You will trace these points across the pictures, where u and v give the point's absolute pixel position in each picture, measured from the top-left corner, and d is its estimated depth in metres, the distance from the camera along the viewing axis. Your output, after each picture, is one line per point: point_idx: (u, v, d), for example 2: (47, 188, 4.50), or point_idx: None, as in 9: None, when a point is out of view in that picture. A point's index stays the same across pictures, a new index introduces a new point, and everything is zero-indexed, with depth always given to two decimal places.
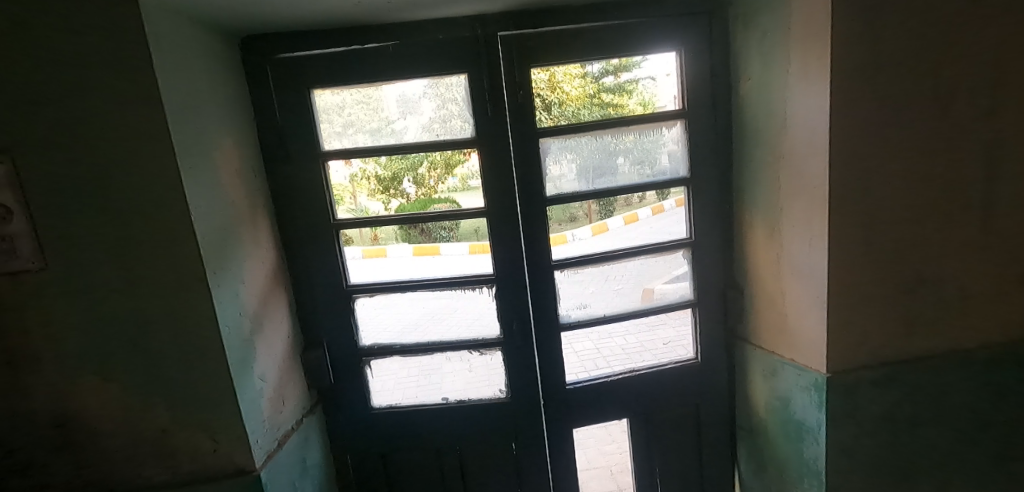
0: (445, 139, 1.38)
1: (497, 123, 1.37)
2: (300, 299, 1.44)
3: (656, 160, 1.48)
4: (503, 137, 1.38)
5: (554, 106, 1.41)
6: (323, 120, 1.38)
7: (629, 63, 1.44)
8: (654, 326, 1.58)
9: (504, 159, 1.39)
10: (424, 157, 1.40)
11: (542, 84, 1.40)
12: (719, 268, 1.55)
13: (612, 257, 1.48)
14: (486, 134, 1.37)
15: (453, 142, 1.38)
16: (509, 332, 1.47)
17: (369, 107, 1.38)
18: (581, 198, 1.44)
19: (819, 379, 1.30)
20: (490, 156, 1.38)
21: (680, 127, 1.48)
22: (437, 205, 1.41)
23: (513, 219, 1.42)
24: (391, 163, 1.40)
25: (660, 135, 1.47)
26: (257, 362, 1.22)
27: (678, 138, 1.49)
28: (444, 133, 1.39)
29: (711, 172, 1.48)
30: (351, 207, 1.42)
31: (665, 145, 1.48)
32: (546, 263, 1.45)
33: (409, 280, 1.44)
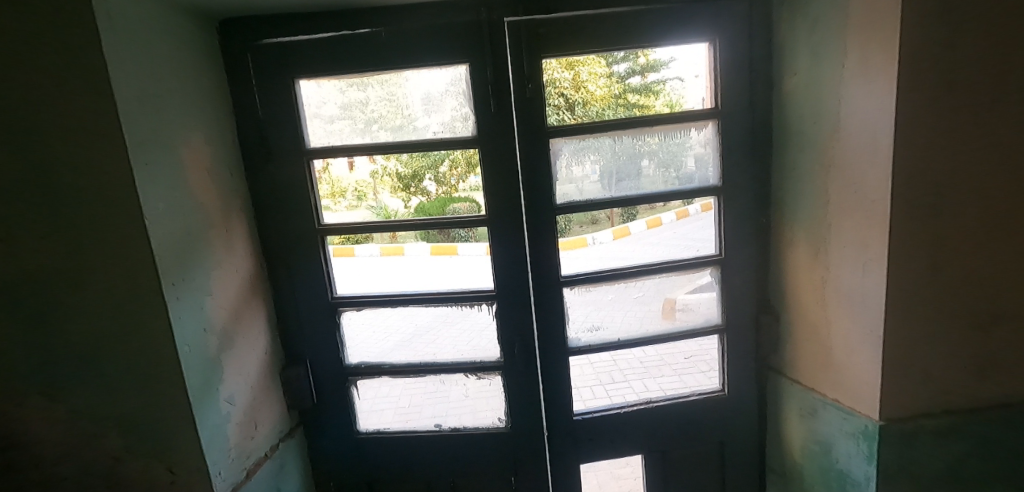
0: (444, 138, 1.24)
1: (501, 120, 1.21)
2: (281, 311, 1.31)
3: (683, 165, 1.30)
4: (508, 135, 1.22)
5: (578, 105, 1.25)
6: (311, 116, 1.25)
7: (655, 63, 1.26)
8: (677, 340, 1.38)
9: (508, 161, 1.23)
10: (446, 155, 1.25)
11: (566, 82, 1.24)
12: (752, 290, 1.36)
13: (631, 275, 1.31)
14: (489, 133, 1.22)
15: (451, 141, 1.23)
16: (510, 355, 1.31)
17: (387, 102, 1.24)
18: (596, 207, 1.27)
19: (870, 426, 1.11)
20: (492, 158, 1.23)
21: (711, 129, 1.30)
22: (457, 205, 1.27)
23: (517, 229, 1.26)
24: (414, 159, 1.25)
25: (688, 136, 1.29)
26: (224, 383, 1.10)
27: (709, 140, 1.30)
28: (443, 131, 1.24)
29: (746, 180, 1.30)
30: (371, 205, 1.27)
31: (693, 148, 1.30)
32: (553, 280, 1.29)
33: (401, 293, 1.30)
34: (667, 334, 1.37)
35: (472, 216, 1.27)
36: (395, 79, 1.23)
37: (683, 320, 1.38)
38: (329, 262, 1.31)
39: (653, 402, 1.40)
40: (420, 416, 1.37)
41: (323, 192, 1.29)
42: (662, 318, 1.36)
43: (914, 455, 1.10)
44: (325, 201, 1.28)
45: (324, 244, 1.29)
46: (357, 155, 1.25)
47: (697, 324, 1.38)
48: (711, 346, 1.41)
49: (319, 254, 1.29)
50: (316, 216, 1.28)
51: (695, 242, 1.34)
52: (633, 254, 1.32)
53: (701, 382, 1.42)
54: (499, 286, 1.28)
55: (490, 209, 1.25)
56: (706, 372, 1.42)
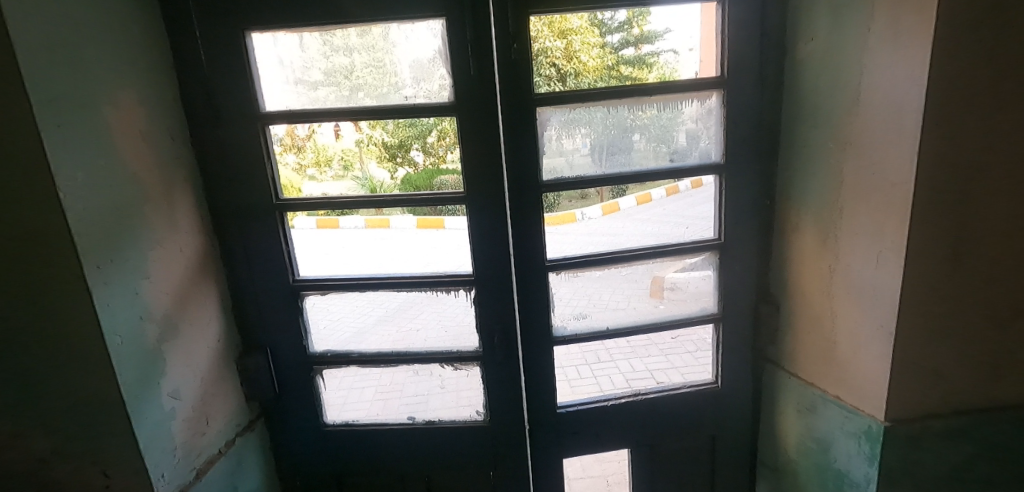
0: (418, 103, 1.10)
1: (481, 83, 1.07)
2: (237, 294, 1.18)
3: (676, 138, 1.17)
4: (489, 103, 1.08)
5: (570, 77, 1.12)
6: (264, 73, 1.10)
7: (649, 33, 1.12)
8: (664, 317, 1.28)
9: (489, 131, 1.10)
10: (435, 125, 1.11)
11: (558, 52, 1.11)
12: (752, 277, 1.26)
13: (623, 259, 1.21)
14: (467, 98, 1.08)
15: (425, 108, 1.09)
16: (489, 345, 1.21)
17: (364, 62, 1.09)
18: (586, 183, 1.16)
19: (873, 427, 1.03)
20: (471, 127, 1.09)
21: (711, 100, 1.17)
22: (444, 178, 1.14)
23: (499, 208, 1.13)
24: (402, 127, 1.12)
25: (683, 106, 1.16)
26: (167, 377, 0.98)
27: (708, 112, 1.18)
28: (417, 95, 1.10)
29: (752, 158, 1.18)
30: (356, 176, 1.14)
31: (684, 123, 1.17)
32: (537, 264, 1.18)
33: (370, 276, 1.18)
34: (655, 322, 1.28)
35: (449, 191, 1.14)
36: (365, 33, 1.08)
37: (670, 300, 1.27)
38: (289, 242, 1.18)
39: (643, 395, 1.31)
40: (393, 410, 1.27)
41: (296, 161, 1.14)
42: (649, 297, 1.26)
43: (919, 458, 1.03)
44: (301, 170, 1.14)
45: (283, 221, 1.16)
46: (330, 121, 1.11)
47: (684, 305, 1.28)
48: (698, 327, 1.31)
49: (277, 233, 1.15)
50: (274, 190, 1.14)
51: (686, 219, 1.23)
52: (620, 232, 1.21)
53: (693, 374, 1.34)
54: (477, 270, 1.17)
55: (467, 185, 1.12)
56: (698, 362, 1.34)
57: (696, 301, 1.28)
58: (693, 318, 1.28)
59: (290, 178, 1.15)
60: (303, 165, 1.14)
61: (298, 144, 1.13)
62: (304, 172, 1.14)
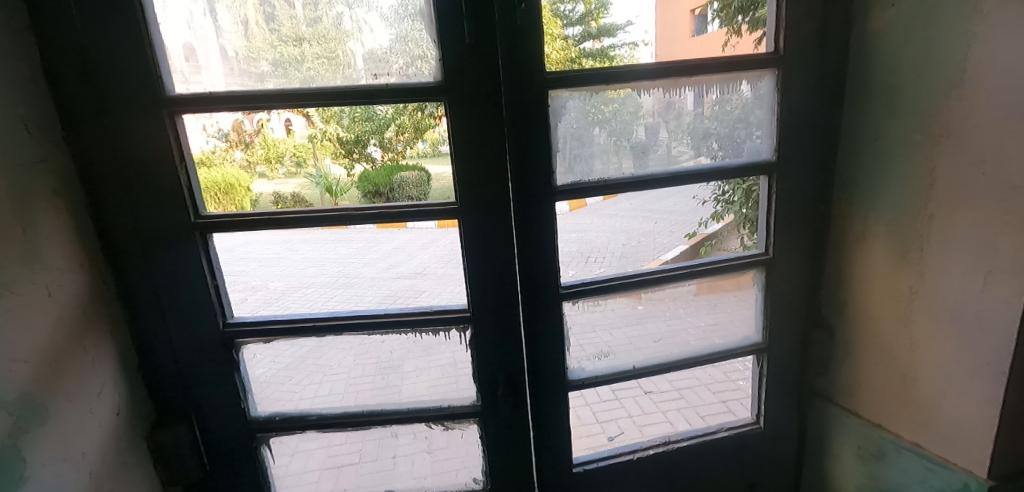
0: (394, 85, 0.82)
1: (480, 57, 0.81)
2: (143, 349, 0.86)
3: (637, 136, 0.92)
4: (488, 83, 0.82)
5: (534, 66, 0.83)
6: (171, 44, 0.79)
7: (609, 26, 0.88)
8: (642, 320, 1.02)
9: (490, 121, 0.83)
10: (392, 117, 0.84)
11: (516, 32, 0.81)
12: (802, 298, 1.04)
13: (654, 282, 0.97)
14: (462, 77, 0.81)
15: (405, 90, 0.81)
16: (491, 398, 0.94)
17: (318, 32, 0.80)
18: (611, 188, 0.91)
19: (971, 485, 0.84)
20: (467, 116, 0.82)
21: (678, 92, 0.92)
22: (404, 175, 0.85)
23: (501, 224, 0.87)
24: (358, 117, 0.83)
25: (636, 95, 0.91)
26: (28, 485, 0.66)
27: (674, 106, 0.92)
28: (389, 75, 0.82)
29: (808, 154, 0.96)
30: (308, 175, 0.84)
31: (651, 118, 0.92)
32: (550, 292, 0.92)
33: (328, 316, 0.89)
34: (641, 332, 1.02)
35: (435, 202, 0.86)
36: None
37: (650, 300, 1.01)
38: (216, 275, 0.87)
39: (642, 422, 1.08)
40: (358, 472, 0.98)
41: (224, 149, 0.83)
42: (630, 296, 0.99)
43: None
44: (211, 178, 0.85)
45: (208, 248, 0.85)
46: (279, 110, 0.81)
47: (663, 307, 1.02)
48: (687, 329, 1.04)
49: (199, 264, 0.84)
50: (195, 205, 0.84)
51: (653, 214, 1.01)
52: (588, 230, 0.96)
53: (714, 417, 1.12)
54: (470, 303, 0.90)
55: (461, 194, 0.85)
56: (724, 404, 1.12)
57: (676, 299, 1.03)
58: (677, 325, 1.04)
59: (236, 177, 0.84)
60: (252, 161, 0.84)
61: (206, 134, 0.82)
62: (252, 169, 0.84)
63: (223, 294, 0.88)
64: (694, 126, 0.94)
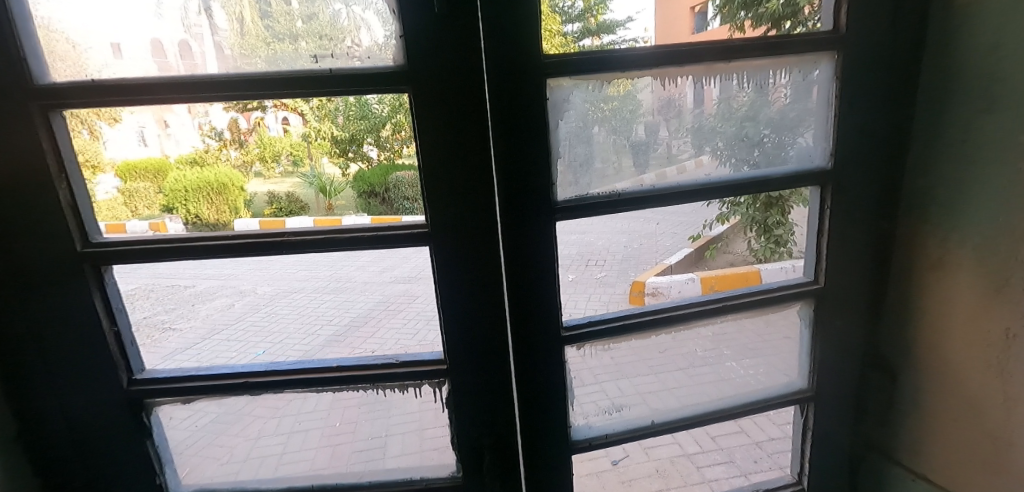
0: (343, 71, 0.61)
1: (456, 36, 0.61)
2: (20, 417, 0.66)
3: (632, 137, 0.74)
4: (466, 70, 0.62)
5: (521, 41, 0.63)
6: (51, 22, 0.61)
7: (610, 23, 0.76)
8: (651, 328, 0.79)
9: (470, 121, 0.64)
10: (387, 115, 0.66)
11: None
12: (858, 336, 0.85)
13: (679, 321, 0.78)
14: (435, 63, 0.61)
15: (357, 78, 0.61)
16: (474, 468, 0.75)
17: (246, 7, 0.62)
18: (629, 203, 0.71)
19: None
20: (439, 115, 0.63)
21: (687, 83, 0.72)
22: (400, 175, 0.69)
23: (486, 251, 0.68)
24: (353, 112, 0.67)
25: (634, 87, 0.71)
26: None
27: (679, 100, 0.73)
28: (337, 58, 0.63)
29: (872, 160, 0.77)
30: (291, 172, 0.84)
31: (667, 112, 0.73)
32: (549, 337, 0.73)
33: (266, 369, 0.70)
34: (649, 368, 0.82)
35: (401, 226, 0.67)
36: None
37: (669, 336, 0.81)
38: (117, 319, 0.67)
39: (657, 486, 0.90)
40: None
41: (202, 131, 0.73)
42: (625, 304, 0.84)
43: None
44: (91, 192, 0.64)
45: (102, 286, 0.66)
46: (271, 106, 0.68)
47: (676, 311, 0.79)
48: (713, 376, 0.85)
49: (93, 306, 0.65)
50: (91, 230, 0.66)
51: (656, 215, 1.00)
52: (586, 232, 0.90)
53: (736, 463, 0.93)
54: (448, 351, 0.70)
55: (433, 216, 0.66)
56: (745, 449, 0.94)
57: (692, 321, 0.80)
58: (701, 372, 0.85)
59: (229, 176, 0.76)
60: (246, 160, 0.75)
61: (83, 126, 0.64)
62: (246, 168, 0.77)
63: (128, 342, 0.69)
64: (701, 120, 0.74)
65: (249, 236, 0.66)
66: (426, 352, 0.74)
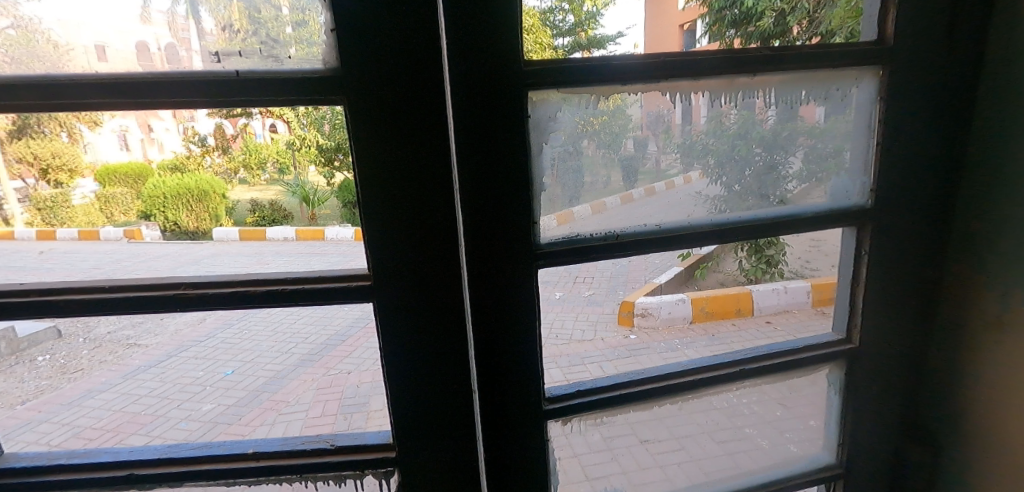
0: (252, 74, 0.47)
1: (402, 38, 0.47)
2: None
3: (620, 153, 0.61)
4: (420, 77, 0.48)
5: (492, 43, 0.49)
6: None
7: (600, 38, 0.62)
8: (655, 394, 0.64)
9: (424, 146, 0.50)
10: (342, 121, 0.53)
11: None
12: (894, 404, 0.72)
13: (685, 388, 0.65)
14: (375, 72, 0.48)
15: (271, 86, 0.47)
16: None
17: (219, 8, 0.48)
18: (628, 247, 0.58)
19: None
20: (385, 139, 0.49)
21: (680, 97, 0.59)
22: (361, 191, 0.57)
23: (449, 309, 0.54)
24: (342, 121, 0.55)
25: (624, 102, 0.57)
26: None
27: (671, 115, 0.60)
28: (248, 56, 0.48)
29: (919, 199, 0.64)
30: None
31: (660, 132, 0.62)
32: (528, 411, 0.59)
33: (160, 457, 0.58)
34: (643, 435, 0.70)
35: (339, 279, 0.53)
36: None
37: (672, 404, 0.67)
38: None
39: None
40: None
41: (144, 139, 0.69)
42: None
43: None
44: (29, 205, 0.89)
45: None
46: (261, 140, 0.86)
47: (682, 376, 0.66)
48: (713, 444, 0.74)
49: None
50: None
51: None
52: None
53: None
54: (399, 432, 0.57)
55: (379, 265, 0.52)
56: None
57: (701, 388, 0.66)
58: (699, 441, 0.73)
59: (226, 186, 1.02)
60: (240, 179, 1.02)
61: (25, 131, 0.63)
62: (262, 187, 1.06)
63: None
64: (695, 138, 0.63)
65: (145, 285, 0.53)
66: (370, 431, 0.62)
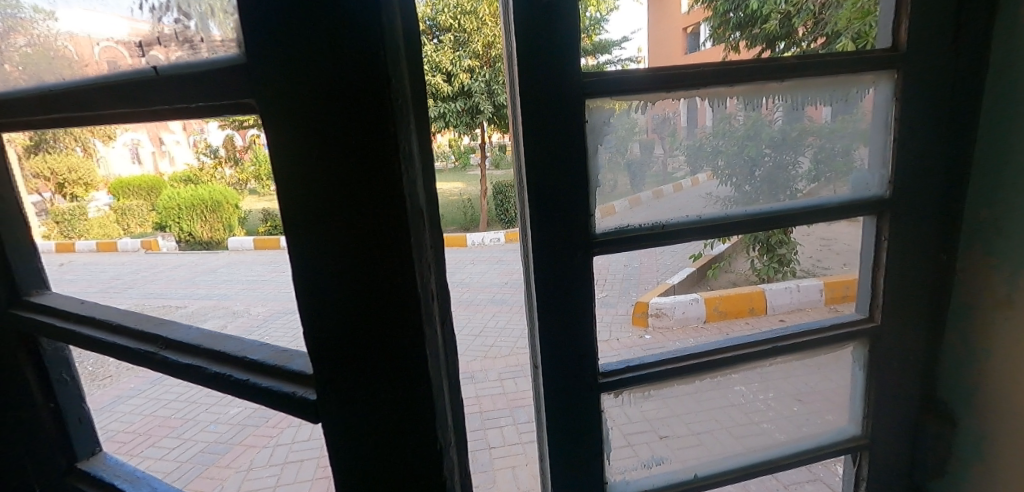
0: (167, 70, 0.45)
1: (313, 102, 0.41)
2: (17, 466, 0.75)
3: (626, 157, 0.66)
4: (333, 88, 0.40)
5: (556, 58, 0.56)
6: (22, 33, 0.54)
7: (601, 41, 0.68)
8: (699, 370, 0.71)
9: (360, 220, 0.43)
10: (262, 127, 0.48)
11: (536, 11, 0.55)
12: (915, 379, 0.78)
13: (725, 364, 0.71)
14: (295, 146, 0.42)
15: (188, 89, 0.44)
16: None
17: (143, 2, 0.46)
18: (672, 237, 0.65)
19: None
20: (320, 210, 0.44)
21: (686, 101, 0.66)
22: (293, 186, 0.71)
23: (404, 390, 0.47)
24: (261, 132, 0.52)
25: (641, 108, 0.64)
26: None
27: (675, 118, 0.67)
28: (166, 46, 0.45)
29: (933, 189, 0.71)
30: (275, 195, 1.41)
31: (685, 132, 0.69)
32: (586, 384, 0.66)
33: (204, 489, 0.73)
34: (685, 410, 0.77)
35: (283, 376, 0.53)
36: None
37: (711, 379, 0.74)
38: (55, 395, 0.72)
39: None
40: None
41: (155, 151, 0.79)
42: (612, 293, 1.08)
43: None
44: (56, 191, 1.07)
45: (40, 363, 0.70)
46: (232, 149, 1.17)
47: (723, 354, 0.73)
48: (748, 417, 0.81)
49: (30, 381, 0.70)
50: (36, 279, 0.70)
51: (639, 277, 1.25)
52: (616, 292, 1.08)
53: None
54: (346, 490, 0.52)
55: (310, 298, 0.47)
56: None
57: (739, 364, 0.73)
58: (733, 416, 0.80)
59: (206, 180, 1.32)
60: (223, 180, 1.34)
61: (43, 145, 0.76)
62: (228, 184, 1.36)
63: (74, 420, 0.74)
64: (703, 141, 0.70)
65: (140, 338, 0.60)
66: None
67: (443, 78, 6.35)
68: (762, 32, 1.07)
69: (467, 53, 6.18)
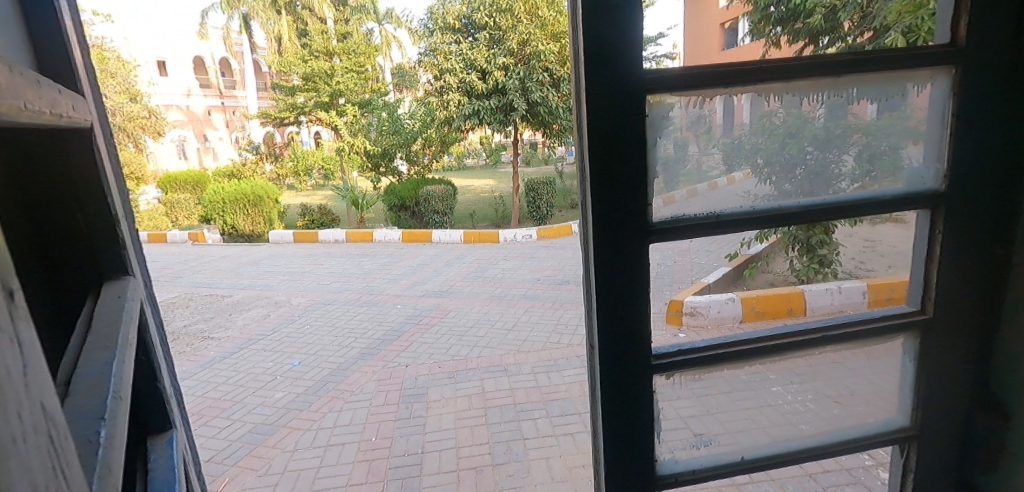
0: None
1: None
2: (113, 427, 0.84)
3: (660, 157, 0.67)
4: None
5: (622, 57, 0.60)
6: None
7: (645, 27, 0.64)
8: (749, 357, 0.74)
9: None
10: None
11: (603, 14, 0.59)
12: (965, 373, 0.79)
13: (775, 352, 0.74)
14: None
15: None
16: None
17: None
18: (725, 226, 0.69)
19: None
20: None
21: (725, 98, 0.68)
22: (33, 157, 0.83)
23: None
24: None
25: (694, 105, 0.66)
26: None
27: (712, 114, 0.69)
28: None
29: (989, 185, 0.71)
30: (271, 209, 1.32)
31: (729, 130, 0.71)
32: (640, 365, 0.70)
33: None
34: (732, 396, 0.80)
35: None
36: None
37: (760, 367, 0.77)
38: None
39: None
40: None
41: None
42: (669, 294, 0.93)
43: None
44: None
45: None
46: None
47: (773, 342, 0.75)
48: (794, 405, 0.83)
49: None
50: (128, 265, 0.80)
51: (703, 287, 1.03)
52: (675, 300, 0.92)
53: None
54: None
55: None
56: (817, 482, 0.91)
57: (789, 353, 0.75)
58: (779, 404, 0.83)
59: None
60: None
61: None
62: None
63: None
64: (741, 137, 0.72)
65: None
66: None
67: (476, 75, 6.41)
68: (805, 28, 0.90)
69: (501, 52, 6.22)
